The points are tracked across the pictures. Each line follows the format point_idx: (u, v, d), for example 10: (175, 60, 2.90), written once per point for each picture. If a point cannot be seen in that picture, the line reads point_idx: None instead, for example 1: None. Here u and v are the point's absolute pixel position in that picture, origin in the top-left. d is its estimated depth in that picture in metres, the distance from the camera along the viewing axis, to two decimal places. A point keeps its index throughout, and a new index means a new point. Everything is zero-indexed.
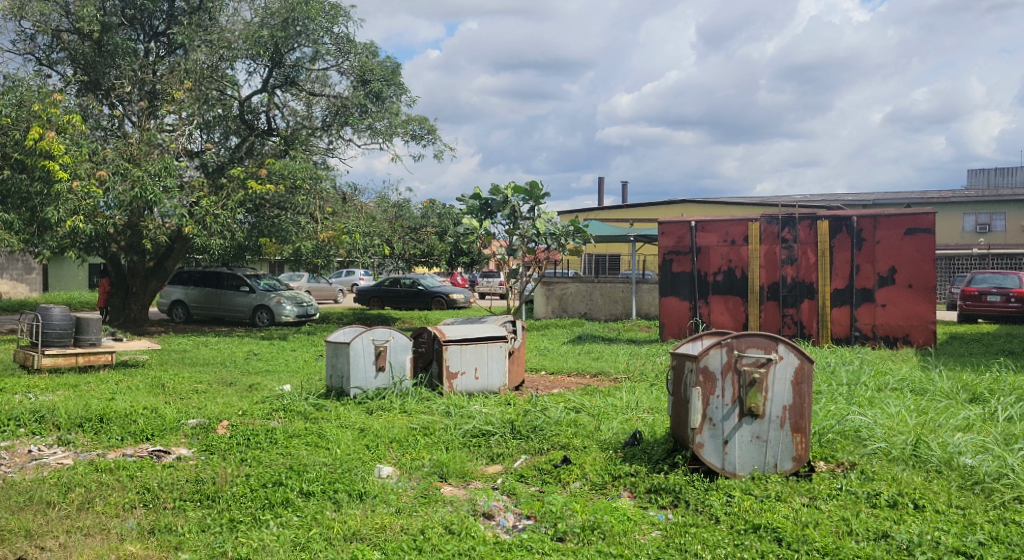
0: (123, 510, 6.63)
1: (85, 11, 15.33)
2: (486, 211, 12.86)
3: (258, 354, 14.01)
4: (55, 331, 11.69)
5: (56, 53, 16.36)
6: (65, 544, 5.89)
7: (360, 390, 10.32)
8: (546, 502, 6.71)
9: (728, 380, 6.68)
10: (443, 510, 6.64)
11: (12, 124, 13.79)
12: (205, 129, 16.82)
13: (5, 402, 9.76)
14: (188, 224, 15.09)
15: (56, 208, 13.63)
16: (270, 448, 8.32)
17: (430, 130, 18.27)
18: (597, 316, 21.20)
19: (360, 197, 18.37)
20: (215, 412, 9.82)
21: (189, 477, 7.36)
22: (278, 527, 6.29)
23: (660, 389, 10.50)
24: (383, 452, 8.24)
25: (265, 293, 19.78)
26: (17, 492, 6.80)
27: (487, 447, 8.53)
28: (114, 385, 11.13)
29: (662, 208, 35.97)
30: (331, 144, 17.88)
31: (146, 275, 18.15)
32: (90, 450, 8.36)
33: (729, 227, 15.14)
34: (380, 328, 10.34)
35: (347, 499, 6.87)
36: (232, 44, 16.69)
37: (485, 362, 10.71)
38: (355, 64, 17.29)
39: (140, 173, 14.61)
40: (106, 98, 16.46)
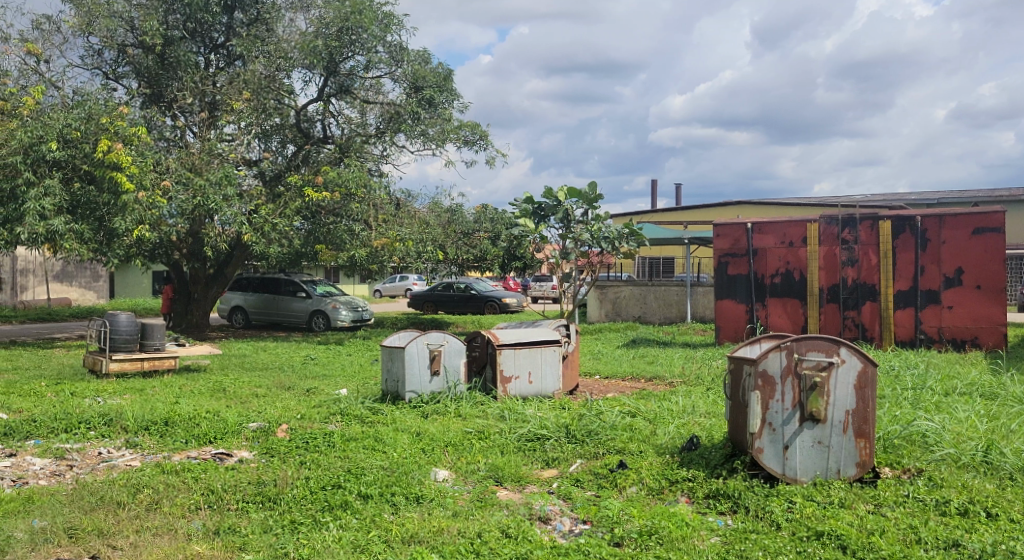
0: (189, 510, 6.81)
1: (148, 25, 15.83)
2: (540, 215, 12.85)
3: (315, 359, 14.24)
4: (121, 336, 12.07)
5: (122, 67, 16.92)
6: (135, 543, 6.07)
7: (415, 394, 10.42)
8: (602, 507, 6.70)
9: (788, 384, 6.56)
10: (500, 514, 6.67)
11: (82, 137, 14.22)
12: (263, 137, 17.20)
13: (76, 406, 10.11)
14: (247, 232, 15.45)
15: (122, 218, 14.06)
16: (329, 451, 8.45)
17: (483, 135, 18.38)
18: (651, 319, 21.01)
19: (413, 203, 18.54)
20: (275, 416, 10.02)
21: (252, 479, 7.53)
22: (338, 529, 6.39)
23: (717, 393, 10.37)
24: (438, 456, 8.30)
25: (321, 299, 20.11)
26: (90, 493, 7.03)
27: (542, 451, 8.53)
28: (178, 389, 11.44)
29: (717, 210, 35.60)
30: (385, 151, 18.07)
31: (207, 281, 18.61)
32: (156, 452, 8.61)
33: (786, 228, 14.94)
34: (434, 333, 10.44)
35: (404, 502, 6.94)
36: (289, 54, 16.91)
37: (539, 366, 10.73)
38: (408, 71, 17.49)
39: (201, 183, 15.03)
40: (169, 109, 16.97)
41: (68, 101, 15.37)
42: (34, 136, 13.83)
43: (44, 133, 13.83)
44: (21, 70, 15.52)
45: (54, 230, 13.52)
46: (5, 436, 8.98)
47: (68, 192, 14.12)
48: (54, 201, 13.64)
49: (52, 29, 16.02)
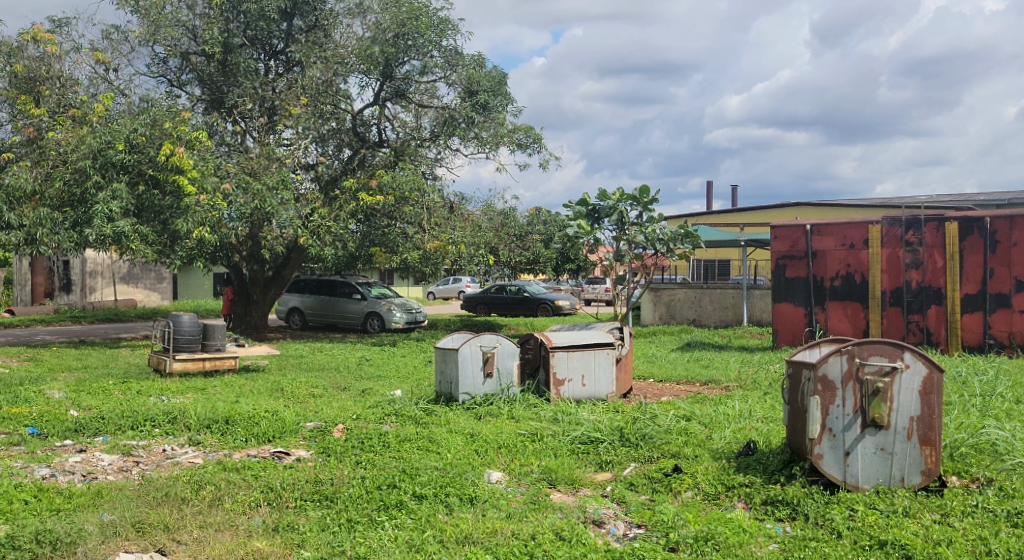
0: (249, 507, 6.97)
1: (210, 34, 16.26)
2: (594, 217, 12.81)
3: (370, 360, 14.42)
4: (184, 337, 12.40)
5: (186, 74, 17.41)
6: (199, 538, 6.23)
7: (469, 396, 10.49)
8: (657, 511, 6.65)
9: (850, 389, 6.43)
10: (553, 517, 6.67)
11: (147, 142, 14.62)
12: (320, 142, 17.43)
13: (141, 404, 10.43)
14: (304, 235, 15.75)
15: (185, 220, 14.38)
16: (384, 451, 8.56)
17: (536, 138, 18.40)
18: (706, 323, 20.77)
19: (466, 206, 18.63)
20: (331, 416, 10.19)
21: (309, 477, 7.66)
22: (393, 528, 6.46)
23: (774, 398, 10.20)
24: (492, 458, 8.33)
25: (376, 301, 20.38)
26: (155, 488, 7.24)
27: (595, 454, 8.50)
28: (238, 389, 11.72)
29: (775, 212, 35.01)
30: (439, 154, 18.24)
31: (266, 283, 18.98)
32: (218, 450, 8.83)
33: (847, 230, 14.62)
34: (487, 335, 10.49)
35: (458, 503, 6.98)
36: (346, 59, 17.19)
37: (592, 369, 10.67)
38: (463, 75, 17.62)
39: (260, 187, 15.33)
40: (230, 115, 17.41)
41: (134, 108, 15.87)
42: (102, 141, 14.32)
43: (111, 138, 14.32)
44: (91, 79, 16.08)
45: (121, 232, 13.95)
46: (75, 432, 9.27)
47: (134, 196, 14.58)
48: (121, 204, 14.09)
49: (120, 38, 16.55)
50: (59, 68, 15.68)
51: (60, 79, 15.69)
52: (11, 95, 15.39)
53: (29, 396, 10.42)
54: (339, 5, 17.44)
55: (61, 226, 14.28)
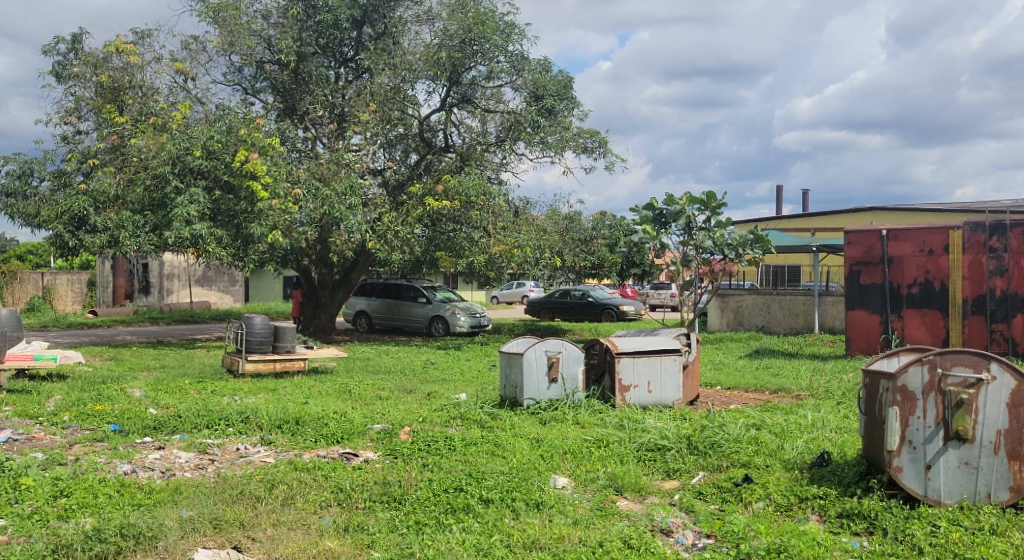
0: (320, 507, 7.09)
1: (283, 43, 16.67)
2: (661, 221, 12.68)
3: (435, 363, 14.55)
4: (256, 338, 12.70)
5: (260, 82, 17.88)
6: (273, 536, 6.37)
7: (534, 400, 10.48)
8: (727, 521, 6.54)
9: (931, 400, 6.21)
10: (621, 524, 6.62)
11: (223, 148, 15.09)
12: (388, 147, 17.69)
13: (216, 404, 10.71)
14: (371, 239, 16.00)
15: (258, 224, 14.75)
16: (450, 454, 8.61)
17: (602, 142, 18.34)
18: (775, 330, 20.37)
19: (531, 210, 18.67)
20: (398, 418, 10.30)
21: (377, 479, 7.75)
22: (460, 532, 6.49)
23: (848, 407, 9.93)
24: (558, 463, 8.31)
25: (441, 304, 20.58)
26: (232, 486, 7.43)
27: (662, 462, 8.41)
28: (308, 390, 11.96)
29: (847, 216, 34.19)
30: (505, 159, 18.32)
31: (333, 286, 19.32)
32: (288, 449, 9.01)
33: (925, 236, 14.20)
34: (553, 340, 10.48)
35: (525, 508, 6.98)
36: (414, 65, 17.37)
37: (659, 375, 10.56)
38: (529, 80, 17.66)
39: (329, 192, 15.58)
40: (301, 122, 17.82)
41: (210, 115, 16.36)
42: (181, 147, 14.82)
43: (189, 144, 14.81)
44: (171, 87, 16.62)
45: (198, 235, 14.39)
46: (154, 430, 9.56)
47: (210, 200, 15.04)
48: (199, 208, 14.52)
49: (198, 48, 17.07)
50: (141, 78, 16.26)
51: (142, 88, 16.28)
52: (97, 104, 16.05)
53: (111, 394, 10.81)
54: (408, 12, 17.74)
55: (141, 229, 14.80)
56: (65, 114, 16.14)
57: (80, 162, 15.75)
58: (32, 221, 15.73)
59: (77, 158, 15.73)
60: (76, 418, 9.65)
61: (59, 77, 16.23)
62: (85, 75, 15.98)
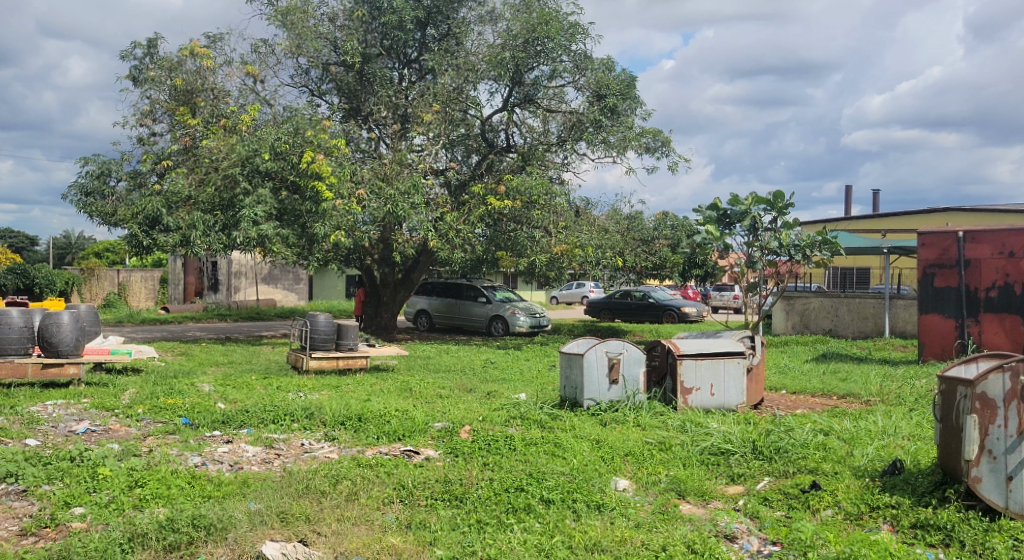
0: (383, 503, 7.16)
1: (349, 46, 16.95)
2: (725, 222, 12.48)
3: (495, 363, 14.58)
4: (320, 335, 12.95)
5: (326, 84, 18.19)
6: (337, 531, 6.45)
7: (594, 402, 10.41)
8: (794, 528, 6.39)
9: (1013, 408, 5.97)
10: (684, 528, 6.53)
11: (290, 149, 15.43)
12: (450, 148, 17.82)
13: (281, 399, 10.92)
14: (433, 238, 16.12)
15: (322, 224, 15.03)
16: (510, 454, 8.61)
17: (665, 142, 18.15)
18: (842, 334, 19.89)
19: (593, 210, 18.58)
20: (459, 417, 10.34)
21: (439, 477, 7.79)
22: (522, 531, 6.49)
23: (921, 414, 9.62)
24: (619, 465, 8.23)
25: (500, 304, 20.64)
26: (298, 481, 7.55)
27: (726, 466, 8.27)
28: (370, 387, 12.11)
29: (921, 217, 33.18)
30: (566, 159, 18.29)
31: (395, 285, 19.51)
32: (351, 446, 9.13)
33: (1005, 238, 13.63)
34: (613, 341, 10.39)
35: (586, 510, 6.94)
36: (476, 66, 17.39)
37: (722, 379, 10.38)
38: (592, 80, 17.58)
39: (392, 192, 15.73)
40: (365, 122, 18.06)
41: (278, 117, 16.70)
42: (250, 149, 15.23)
43: (258, 146, 15.19)
44: (240, 90, 17.01)
45: (265, 235, 14.70)
46: (223, 424, 9.77)
47: (277, 201, 15.35)
48: (265, 208, 14.88)
49: (267, 52, 17.44)
50: (213, 80, 16.67)
51: (214, 91, 16.72)
52: (171, 107, 16.56)
53: (182, 389, 11.11)
54: (471, 14, 17.80)
55: (211, 228, 15.19)
56: (141, 117, 16.69)
57: (154, 163, 16.28)
58: (109, 220, 16.30)
59: (151, 159, 16.25)
60: (149, 411, 9.94)
61: (136, 81, 16.78)
62: (160, 78, 16.50)
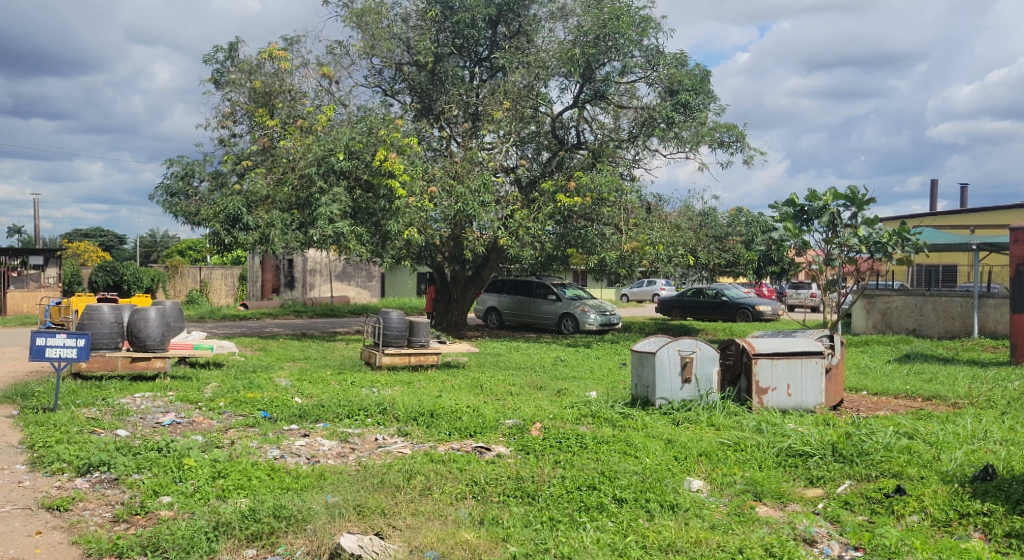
0: (456, 499, 7.21)
1: (422, 45, 17.16)
2: (802, 218, 12.13)
3: (565, 360, 14.55)
4: (393, 332, 13.12)
5: (398, 84, 18.44)
6: (412, 525, 6.51)
7: (666, 401, 10.27)
8: (878, 534, 6.19)
9: None
10: (761, 531, 6.39)
11: (364, 148, 15.70)
12: (520, 145, 17.83)
13: (355, 395, 11.12)
14: (503, 236, 16.19)
15: (396, 221, 15.25)
16: (581, 452, 8.56)
17: (739, 136, 17.83)
18: (927, 333, 19.17)
19: (665, 206, 18.37)
20: (529, 414, 10.34)
21: (511, 474, 7.80)
22: (594, 530, 6.45)
23: (1014, 419, 9.19)
24: (692, 465, 8.10)
25: (571, 302, 20.56)
26: (373, 475, 7.66)
27: (805, 469, 8.05)
28: (441, 384, 12.22)
29: (1012, 213, 31.77)
30: (638, 155, 18.12)
31: (465, 282, 19.62)
32: (424, 441, 9.22)
33: None
34: (686, 339, 10.21)
35: (659, 510, 6.86)
36: (547, 63, 17.28)
37: (800, 379, 10.12)
38: (664, 74, 17.35)
39: (463, 190, 15.82)
40: (437, 121, 18.26)
41: (352, 117, 16.98)
42: (325, 149, 15.49)
43: (333, 146, 15.45)
44: (317, 91, 17.38)
45: (340, 232, 15.02)
46: (300, 418, 10.00)
47: (351, 199, 15.64)
48: (340, 207, 15.17)
49: (342, 53, 17.77)
50: (290, 82, 17.05)
51: (291, 93, 17.09)
52: (251, 109, 17.04)
53: (261, 383, 11.42)
54: (542, 11, 17.73)
55: (288, 227, 15.59)
56: (222, 119, 17.25)
57: (235, 164, 16.79)
58: (192, 219, 16.90)
59: (232, 159, 16.76)
60: (231, 404, 10.24)
61: (217, 84, 17.32)
62: (240, 81, 17.00)
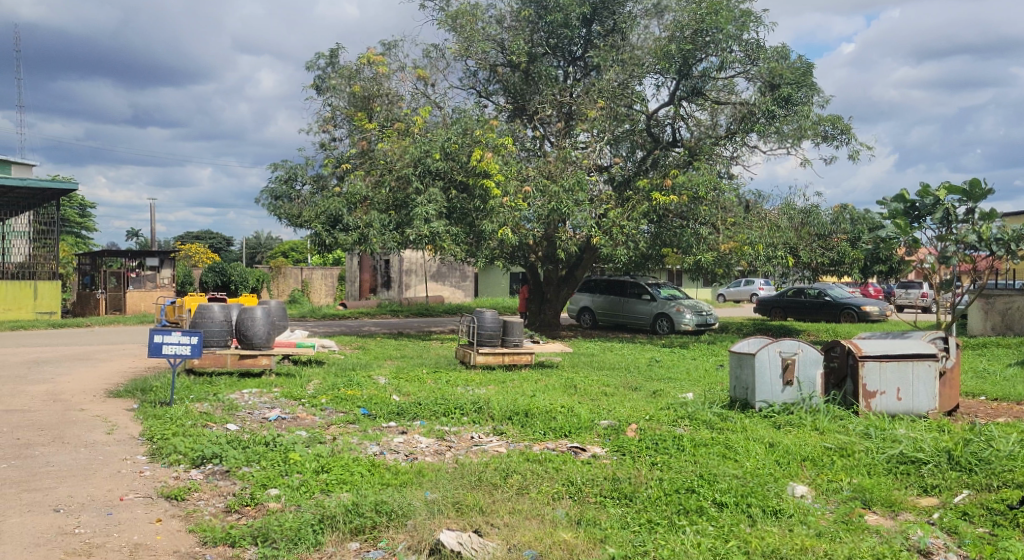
0: (553, 498, 7.18)
1: (516, 46, 17.24)
2: (913, 215, 11.56)
3: (661, 361, 14.33)
4: (487, 331, 13.26)
5: (492, 85, 18.61)
6: (510, 524, 6.51)
7: (767, 404, 9.96)
8: (1002, 548, 5.86)
9: None
10: (871, 540, 6.12)
11: (460, 149, 15.89)
12: (614, 144, 17.68)
13: (451, 393, 11.26)
14: (596, 235, 16.07)
15: (490, 220, 15.36)
16: (679, 454, 8.41)
17: (844, 129, 17.19)
18: None
19: (764, 204, 17.89)
20: (625, 415, 10.22)
21: (607, 475, 7.71)
22: (694, 534, 6.32)
23: None
24: (796, 470, 7.84)
25: (665, 302, 20.26)
26: (471, 473, 7.71)
27: (918, 476, 7.66)
28: (535, 383, 12.23)
29: None
30: (735, 152, 17.72)
31: (559, 282, 19.59)
32: (520, 440, 9.25)
33: None
34: (788, 340, 9.88)
35: (762, 515, 6.65)
36: (642, 61, 17.20)
37: (910, 382, 9.65)
38: (764, 69, 16.94)
39: (556, 189, 15.79)
40: (531, 121, 18.33)
41: (448, 118, 17.20)
42: (422, 151, 15.75)
43: (429, 147, 15.69)
44: (413, 94, 17.68)
45: (436, 232, 15.25)
46: (398, 415, 10.19)
47: (446, 200, 15.86)
48: (436, 207, 15.42)
49: (438, 56, 18.02)
50: (388, 86, 17.41)
51: (389, 96, 17.44)
52: (350, 113, 17.51)
53: (360, 381, 11.71)
54: (637, 7, 17.50)
55: (386, 228, 15.95)
56: (323, 124, 17.80)
57: (335, 167, 17.28)
58: (295, 221, 17.51)
59: (332, 163, 17.26)
60: (332, 401, 10.52)
61: (318, 89, 17.88)
62: (340, 86, 17.49)
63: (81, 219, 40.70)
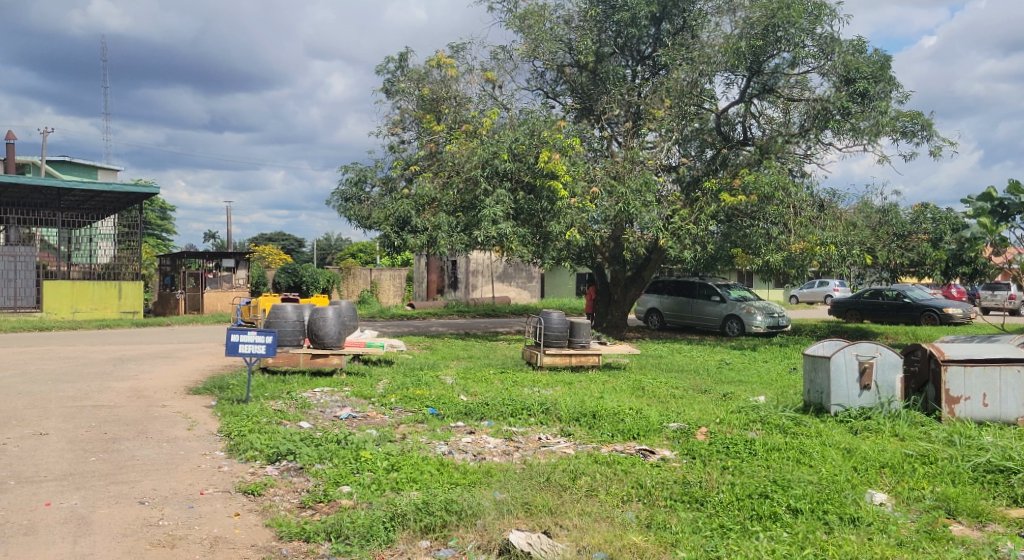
0: (622, 501, 7.11)
1: (584, 45, 17.18)
2: (1001, 214, 11.06)
3: (732, 364, 14.07)
4: (554, 333, 13.18)
5: (560, 86, 18.58)
6: (580, 525, 6.46)
7: (843, 407, 9.67)
8: None
9: None
10: (957, 551, 5.88)
11: (527, 150, 15.91)
12: (683, 143, 17.45)
13: (518, 394, 11.26)
14: (664, 236, 15.87)
15: (557, 221, 15.35)
16: (751, 459, 8.22)
17: (924, 125, 16.58)
18: None
19: (839, 203, 17.41)
20: (695, 418, 10.06)
21: (677, 478, 7.59)
22: (768, 540, 6.17)
23: None
24: (874, 477, 7.58)
25: (735, 303, 19.88)
26: (539, 473, 7.69)
27: (1006, 486, 7.32)
28: (602, 385, 12.14)
29: None
30: (809, 149, 17.29)
31: (626, 283, 19.42)
32: (587, 442, 9.18)
33: None
34: (865, 343, 9.59)
35: (839, 523, 6.46)
36: (712, 58, 16.75)
37: (998, 388, 9.21)
38: (839, 63, 16.48)
39: (624, 190, 15.64)
40: (598, 121, 18.22)
41: (514, 120, 17.22)
42: (489, 152, 15.80)
43: (497, 148, 15.75)
44: (480, 96, 17.77)
45: (503, 234, 15.29)
46: (466, 415, 10.23)
47: (513, 201, 15.89)
48: (504, 208, 15.46)
49: (506, 57, 18.07)
50: (456, 88, 17.56)
51: (457, 98, 17.57)
52: (419, 115, 17.69)
53: (428, 380, 11.82)
54: (708, 5, 17.26)
55: (454, 229, 16.08)
56: (392, 126, 18.04)
57: (403, 169, 17.47)
58: (364, 223, 17.78)
59: (401, 165, 17.45)
60: (401, 400, 10.63)
61: (388, 92, 18.12)
62: (409, 89, 17.71)
63: (162, 222, 42.13)
